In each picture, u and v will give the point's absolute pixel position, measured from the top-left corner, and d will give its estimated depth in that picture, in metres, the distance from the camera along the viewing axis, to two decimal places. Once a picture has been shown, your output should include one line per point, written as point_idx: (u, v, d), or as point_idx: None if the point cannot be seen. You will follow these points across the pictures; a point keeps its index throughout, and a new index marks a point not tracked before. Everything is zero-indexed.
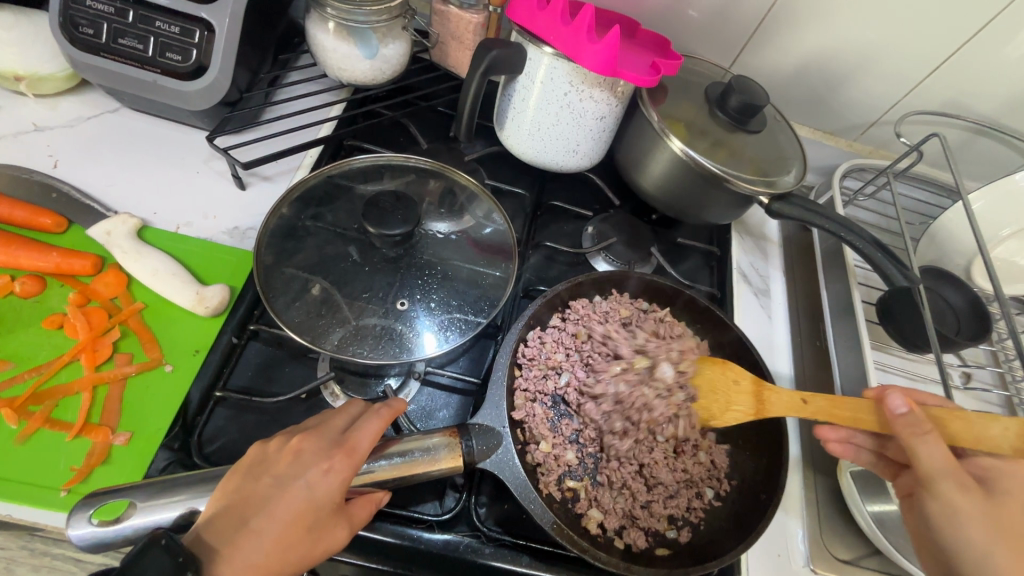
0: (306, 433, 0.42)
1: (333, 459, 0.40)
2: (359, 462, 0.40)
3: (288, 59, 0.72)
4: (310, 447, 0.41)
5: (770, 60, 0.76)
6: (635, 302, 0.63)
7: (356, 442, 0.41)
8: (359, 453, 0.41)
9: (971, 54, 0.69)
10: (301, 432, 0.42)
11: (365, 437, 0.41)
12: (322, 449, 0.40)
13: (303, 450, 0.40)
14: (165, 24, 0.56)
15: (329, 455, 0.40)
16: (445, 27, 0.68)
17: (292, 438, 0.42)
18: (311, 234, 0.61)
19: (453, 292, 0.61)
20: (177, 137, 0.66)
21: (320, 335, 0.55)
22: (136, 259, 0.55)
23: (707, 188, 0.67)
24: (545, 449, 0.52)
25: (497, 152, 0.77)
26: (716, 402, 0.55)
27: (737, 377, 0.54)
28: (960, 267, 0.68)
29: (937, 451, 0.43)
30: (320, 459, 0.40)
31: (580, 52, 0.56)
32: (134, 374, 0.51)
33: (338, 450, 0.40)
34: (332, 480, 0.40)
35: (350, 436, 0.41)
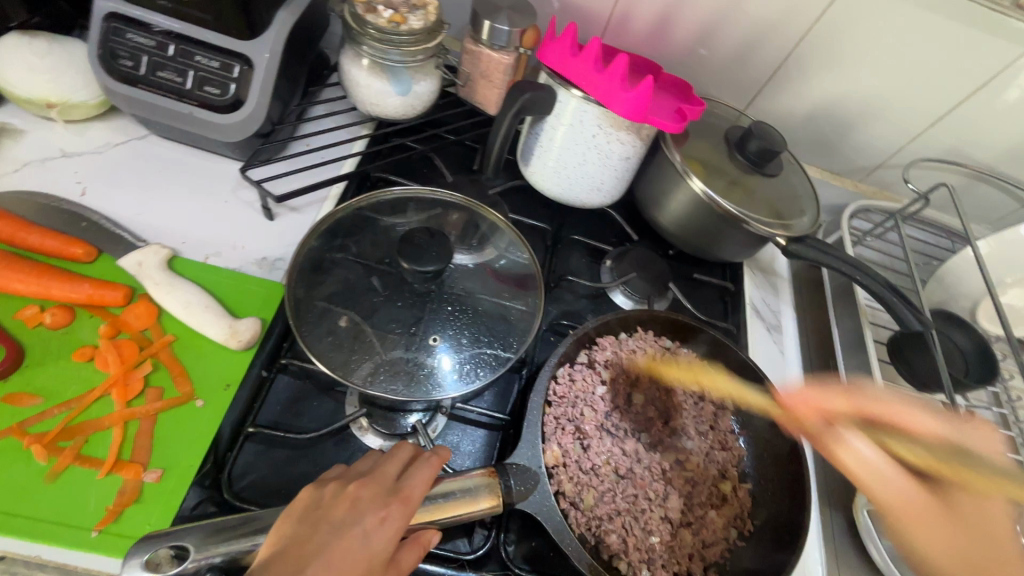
0: (360, 480, 0.42)
1: (389, 507, 0.41)
2: (414, 510, 0.41)
3: (316, 91, 0.73)
4: (366, 494, 0.41)
5: (784, 104, 0.79)
6: (660, 339, 0.65)
7: (410, 490, 0.42)
8: (413, 502, 0.42)
9: (974, 106, 0.72)
10: (354, 478, 0.43)
11: (418, 485, 0.42)
12: (379, 496, 0.41)
13: (361, 498, 0.41)
14: (204, 59, 0.57)
15: (385, 504, 0.41)
16: (474, 66, 0.70)
17: (348, 485, 0.42)
18: (339, 266, 0.61)
19: (481, 326, 0.61)
20: (205, 165, 0.66)
21: (351, 370, 0.55)
22: (168, 291, 0.55)
23: (725, 229, 0.69)
24: (577, 487, 0.53)
25: (518, 186, 0.78)
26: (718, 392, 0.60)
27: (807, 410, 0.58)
28: (964, 310, 0.71)
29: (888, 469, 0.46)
30: (376, 507, 0.41)
31: (611, 98, 0.58)
32: (164, 409, 0.51)
33: (395, 498, 0.41)
34: (387, 529, 0.40)
35: (404, 484, 0.42)
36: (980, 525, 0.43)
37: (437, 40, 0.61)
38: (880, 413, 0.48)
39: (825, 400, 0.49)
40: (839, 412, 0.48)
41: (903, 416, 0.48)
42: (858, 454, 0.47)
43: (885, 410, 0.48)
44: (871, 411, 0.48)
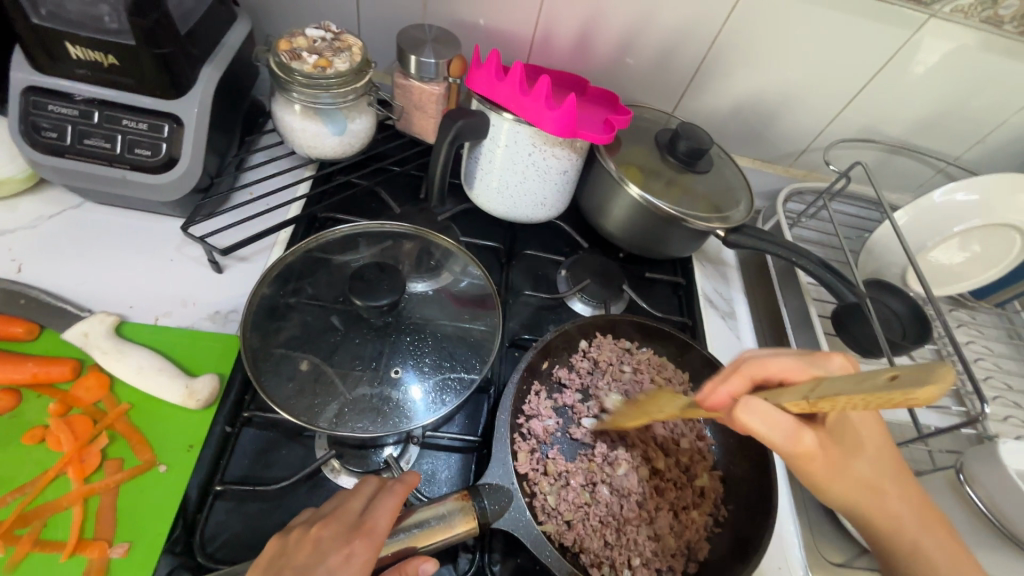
0: (324, 520, 0.42)
1: (352, 543, 0.40)
2: (380, 543, 0.41)
3: (253, 139, 0.73)
4: (329, 533, 0.41)
5: (708, 103, 0.83)
6: (620, 341, 0.67)
7: (374, 523, 0.42)
8: (378, 534, 0.42)
9: (877, 87, 0.78)
10: (318, 519, 0.43)
11: (382, 516, 0.42)
12: (342, 533, 0.41)
13: (323, 538, 0.41)
14: (132, 122, 0.57)
15: (347, 540, 0.41)
16: (407, 99, 0.71)
17: (311, 527, 0.42)
18: (295, 310, 0.62)
19: (443, 352, 0.62)
20: (146, 226, 0.65)
21: (316, 414, 0.55)
22: (118, 359, 0.54)
23: (668, 228, 0.72)
24: (554, 499, 0.53)
25: (467, 209, 0.80)
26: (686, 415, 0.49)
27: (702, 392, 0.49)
28: (897, 276, 0.75)
29: (783, 423, 0.37)
30: (339, 545, 0.40)
31: (540, 118, 0.60)
32: (126, 480, 0.50)
33: (357, 533, 0.41)
34: (353, 564, 0.40)
35: (368, 518, 0.42)
36: (853, 447, 0.44)
37: (365, 79, 0.62)
38: (752, 374, 0.42)
39: (722, 386, 0.42)
40: (735, 380, 0.42)
41: (779, 372, 0.42)
42: (760, 412, 0.37)
43: (776, 370, 0.42)
44: (757, 377, 0.42)
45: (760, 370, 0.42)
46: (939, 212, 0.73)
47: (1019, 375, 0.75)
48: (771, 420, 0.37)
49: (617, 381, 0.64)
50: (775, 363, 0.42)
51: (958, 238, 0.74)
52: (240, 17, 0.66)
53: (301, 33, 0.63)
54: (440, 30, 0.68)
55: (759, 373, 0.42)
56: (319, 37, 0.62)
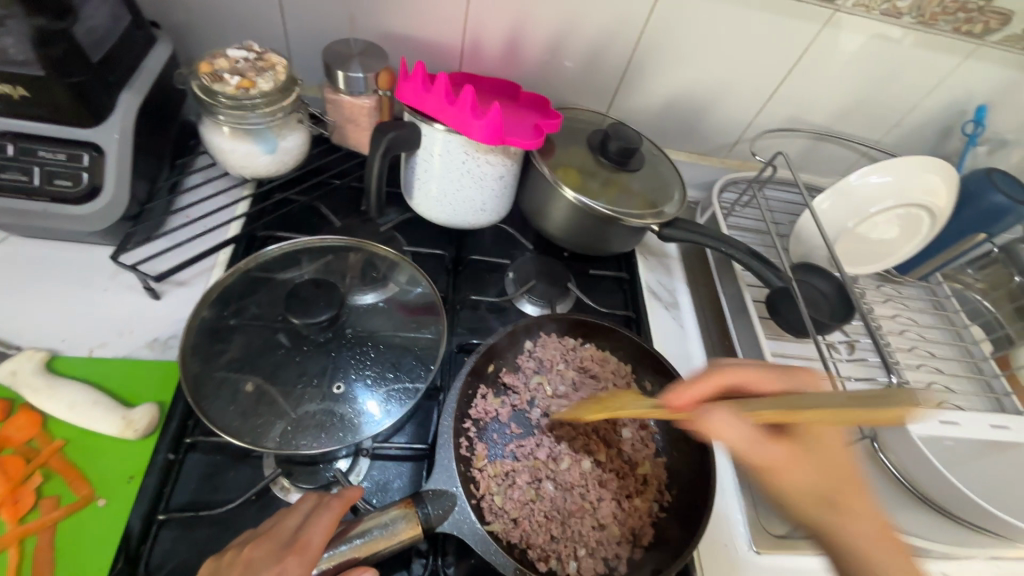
0: (257, 541, 0.44)
1: (285, 561, 0.42)
2: (314, 558, 0.42)
3: (186, 161, 0.72)
4: (261, 553, 0.43)
5: (640, 101, 0.86)
6: (564, 339, 0.68)
7: (308, 539, 0.43)
8: (311, 550, 0.43)
9: (796, 78, 0.82)
10: (253, 539, 0.44)
11: (316, 532, 0.43)
12: (274, 552, 0.42)
13: (254, 558, 0.42)
14: (50, 153, 0.56)
15: (279, 558, 0.42)
16: (340, 113, 0.72)
17: (244, 548, 0.43)
18: (236, 332, 0.61)
19: (389, 362, 0.63)
20: (76, 256, 0.64)
21: (260, 434, 0.55)
22: (49, 396, 0.53)
23: (606, 226, 0.74)
24: (501, 498, 0.55)
25: (411, 219, 0.81)
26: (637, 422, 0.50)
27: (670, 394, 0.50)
28: (824, 258, 0.79)
29: (738, 424, 0.41)
30: (272, 563, 0.42)
31: (468, 127, 0.62)
32: (63, 517, 0.49)
33: (290, 550, 0.42)
34: None
35: (302, 534, 0.43)
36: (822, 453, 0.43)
37: (291, 97, 0.63)
38: (728, 380, 0.47)
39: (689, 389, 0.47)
40: (705, 382, 0.47)
41: (754, 382, 0.47)
42: (731, 426, 0.41)
43: (745, 380, 0.47)
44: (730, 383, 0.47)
45: (730, 373, 0.47)
46: (857, 195, 0.76)
47: (942, 344, 0.80)
48: (739, 424, 0.41)
49: (562, 378, 0.66)
50: (739, 372, 0.47)
51: (878, 218, 0.78)
52: (160, 40, 0.65)
53: (223, 54, 0.62)
54: (366, 44, 0.68)
55: (729, 376, 0.47)
56: (242, 57, 0.62)
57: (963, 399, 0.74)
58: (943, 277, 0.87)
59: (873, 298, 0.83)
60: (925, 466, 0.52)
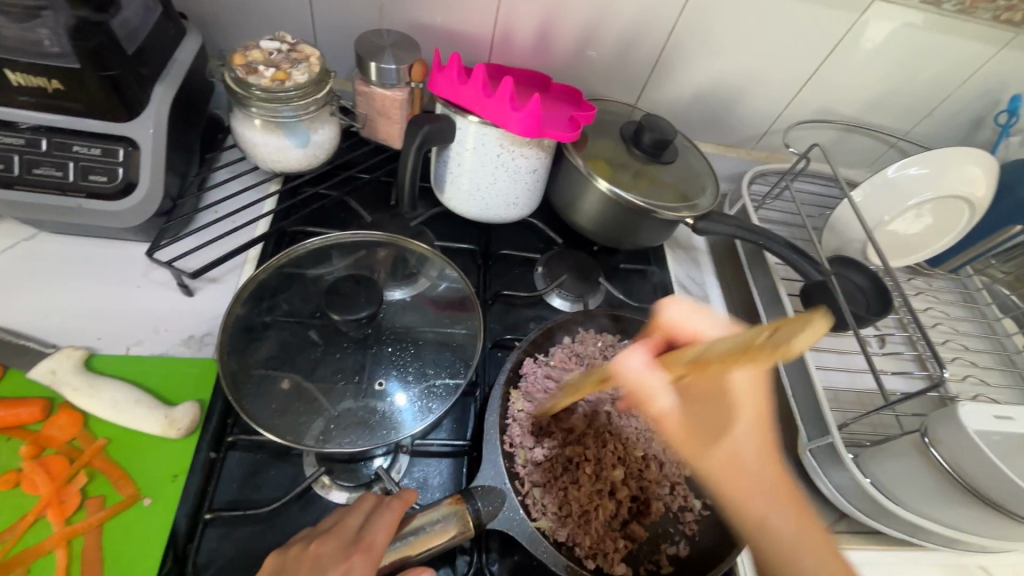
0: (323, 537, 0.43)
1: (350, 559, 0.41)
2: (377, 558, 0.42)
3: (213, 156, 0.71)
4: (327, 550, 0.42)
5: (669, 93, 0.84)
6: (603, 335, 0.67)
7: (371, 538, 0.43)
8: (375, 549, 0.42)
9: (830, 68, 0.80)
10: (316, 536, 0.44)
11: (379, 531, 0.43)
12: (340, 549, 0.42)
13: (322, 555, 0.42)
14: (83, 148, 0.55)
15: (346, 556, 0.41)
16: (370, 106, 0.71)
17: (310, 544, 0.43)
18: (273, 328, 0.61)
19: (426, 359, 0.62)
20: (108, 253, 0.63)
21: (302, 432, 0.55)
22: (90, 394, 0.52)
23: (638, 220, 0.73)
24: (548, 497, 0.54)
25: (439, 213, 0.80)
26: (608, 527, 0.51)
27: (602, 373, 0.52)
28: (858, 251, 0.78)
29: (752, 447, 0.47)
30: (338, 561, 0.41)
31: (505, 120, 0.60)
32: (109, 517, 0.48)
33: (356, 549, 0.42)
34: None
35: (365, 534, 0.43)
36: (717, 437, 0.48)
37: (325, 90, 0.61)
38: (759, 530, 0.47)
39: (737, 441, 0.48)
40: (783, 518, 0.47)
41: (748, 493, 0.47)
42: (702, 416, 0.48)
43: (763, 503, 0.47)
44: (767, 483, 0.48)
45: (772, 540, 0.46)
46: (892, 188, 0.75)
47: (974, 336, 0.79)
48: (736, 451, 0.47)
49: None
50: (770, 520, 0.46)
51: (913, 211, 0.77)
52: (190, 32, 0.64)
53: (255, 46, 0.61)
54: (398, 35, 0.67)
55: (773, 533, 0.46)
56: (275, 49, 0.61)
57: (997, 391, 0.74)
58: (972, 269, 0.87)
59: (906, 291, 0.83)
60: (980, 461, 0.51)
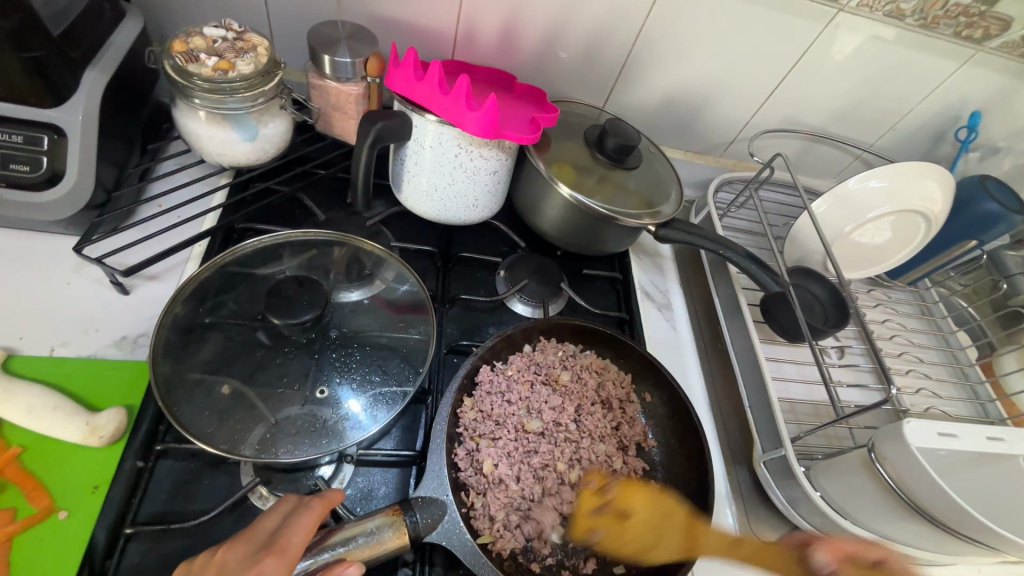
0: (232, 541, 0.42)
1: (262, 562, 0.40)
2: (292, 559, 0.41)
3: (158, 148, 0.68)
4: (235, 556, 0.41)
5: (637, 98, 0.83)
6: (564, 345, 0.66)
7: (286, 541, 0.41)
8: (287, 551, 0.41)
9: (797, 77, 0.80)
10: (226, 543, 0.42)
11: (295, 532, 0.42)
12: (247, 552, 0.41)
13: (229, 561, 0.40)
14: (4, 134, 0.51)
15: (257, 560, 0.40)
16: (325, 100, 0.68)
17: (218, 551, 0.42)
18: (212, 329, 0.58)
19: (375, 364, 0.60)
20: (36, 246, 0.59)
21: (237, 441, 0.52)
22: (4, 398, 0.49)
23: (601, 226, 0.72)
24: (493, 509, 0.52)
25: (399, 212, 0.78)
26: (651, 527, 0.54)
27: (667, 511, 0.55)
28: (819, 261, 0.78)
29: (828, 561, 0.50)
30: (248, 565, 0.40)
31: (461, 119, 0.58)
32: (20, 531, 0.45)
33: (267, 552, 0.41)
34: None
35: (278, 536, 0.42)
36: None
37: (274, 82, 0.58)
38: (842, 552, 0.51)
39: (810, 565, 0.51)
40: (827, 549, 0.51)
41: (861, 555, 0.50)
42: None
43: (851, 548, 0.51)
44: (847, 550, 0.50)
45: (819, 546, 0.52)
46: (852, 200, 0.76)
47: (930, 349, 0.80)
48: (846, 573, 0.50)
49: (560, 385, 0.63)
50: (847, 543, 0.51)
51: (874, 224, 0.77)
52: (130, 15, 0.60)
53: (199, 33, 0.58)
54: (354, 26, 0.65)
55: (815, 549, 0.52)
56: (220, 37, 0.58)
57: (950, 404, 0.74)
58: (930, 282, 0.88)
59: (865, 302, 0.84)
60: (920, 477, 0.50)
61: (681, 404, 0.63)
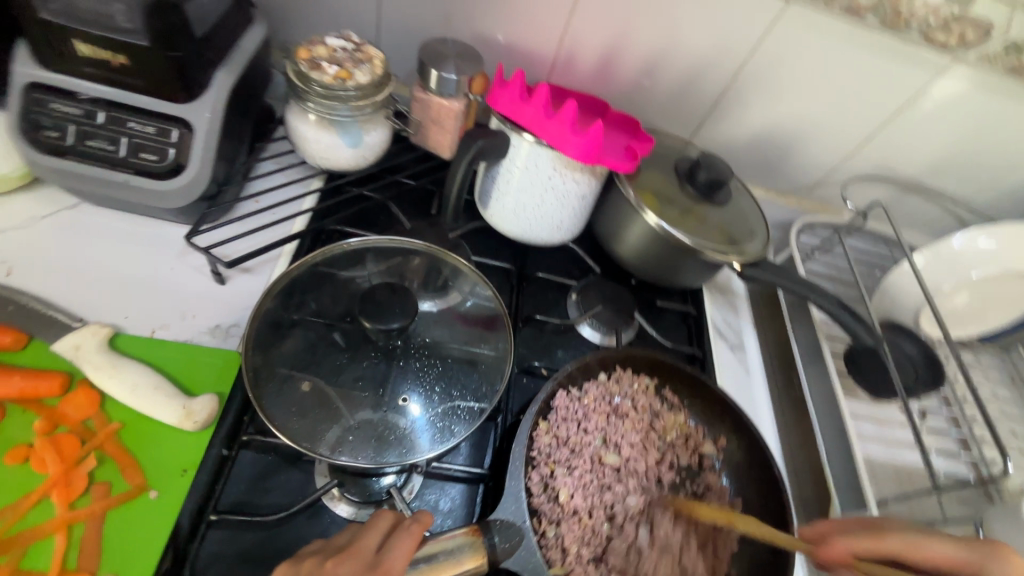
0: (341, 555, 0.40)
1: None
2: None
3: (261, 146, 0.71)
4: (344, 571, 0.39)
5: (725, 133, 0.82)
6: (640, 377, 0.64)
7: (390, 563, 0.40)
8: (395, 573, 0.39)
9: (898, 125, 0.77)
10: (332, 555, 0.41)
11: (398, 555, 0.40)
12: (359, 571, 0.39)
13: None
14: (139, 125, 0.54)
15: None
16: (425, 113, 0.69)
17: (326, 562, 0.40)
18: (300, 327, 0.59)
19: (452, 377, 0.60)
20: (146, 230, 0.62)
21: (318, 440, 0.53)
22: (111, 374, 0.51)
23: (684, 259, 0.71)
24: (566, 540, 0.51)
25: (478, 227, 0.78)
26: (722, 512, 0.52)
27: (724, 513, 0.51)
28: (908, 317, 0.75)
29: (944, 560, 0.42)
30: None
31: (563, 142, 0.59)
32: (114, 507, 0.47)
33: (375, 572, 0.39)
34: None
35: (384, 557, 0.40)
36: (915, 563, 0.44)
37: (385, 93, 0.60)
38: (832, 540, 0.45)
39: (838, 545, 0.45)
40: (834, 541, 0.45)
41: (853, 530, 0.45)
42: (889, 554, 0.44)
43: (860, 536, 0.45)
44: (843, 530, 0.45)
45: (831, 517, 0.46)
46: (952, 257, 0.73)
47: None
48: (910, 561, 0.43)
49: (635, 418, 0.61)
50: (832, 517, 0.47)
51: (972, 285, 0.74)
52: (257, 21, 0.63)
53: (321, 42, 0.60)
54: (462, 45, 0.66)
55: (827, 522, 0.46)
56: (341, 47, 0.60)
57: None
58: None
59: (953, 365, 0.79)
60: None
61: (760, 454, 0.60)
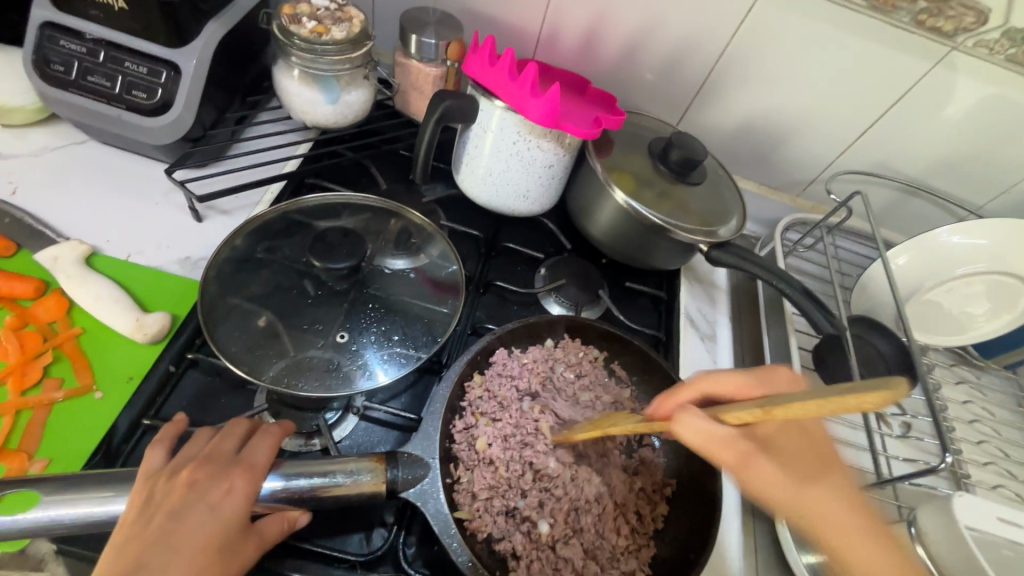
0: (200, 460, 0.44)
1: (232, 478, 0.43)
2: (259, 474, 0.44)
3: (257, 100, 0.75)
4: (204, 473, 0.43)
5: (712, 119, 0.81)
6: (589, 348, 0.64)
7: (252, 458, 0.44)
8: (257, 468, 0.44)
9: (894, 119, 0.74)
10: (188, 461, 0.44)
11: (261, 451, 0.45)
12: (221, 470, 0.43)
13: (198, 479, 0.42)
14: (134, 65, 0.60)
15: (227, 474, 0.43)
16: (406, 79, 0.73)
17: (183, 468, 0.43)
18: (261, 265, 0.62)
19: (397, 324, 0.61)
20: (139, 168, 0.68)
21: (259, 366, 0.55)
22: (80, 283, 0.56)
23: (652, 238, 0.70)
24: (476, 487, 0.52)
25: (456, 196, 0.80)
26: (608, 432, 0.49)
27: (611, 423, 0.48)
28: (891, 318, 0.71)
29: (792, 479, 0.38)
30: (218, 479, 0.43)
31: (524, 105, 0.60)
32: (61, 399, 0.51)
33: (237, 467, 0.44)
34: (234, 498, 0.42)
35: (243, 455, 0.45)
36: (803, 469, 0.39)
37: (361, 51, 0.64)
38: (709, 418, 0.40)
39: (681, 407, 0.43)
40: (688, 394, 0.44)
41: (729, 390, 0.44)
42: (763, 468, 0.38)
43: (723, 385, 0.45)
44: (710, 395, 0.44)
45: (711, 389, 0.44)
46: (940, 253, 0.69)
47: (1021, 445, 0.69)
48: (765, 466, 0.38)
49: (576, 386, 0.61)
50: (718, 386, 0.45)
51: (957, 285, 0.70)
52: None
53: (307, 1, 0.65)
54: (444, 14, 0.69)
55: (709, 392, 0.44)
56: (324, 6, 0.64)
57: None
58: None
59: (946, 377, 0.73)
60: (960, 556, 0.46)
61: None
